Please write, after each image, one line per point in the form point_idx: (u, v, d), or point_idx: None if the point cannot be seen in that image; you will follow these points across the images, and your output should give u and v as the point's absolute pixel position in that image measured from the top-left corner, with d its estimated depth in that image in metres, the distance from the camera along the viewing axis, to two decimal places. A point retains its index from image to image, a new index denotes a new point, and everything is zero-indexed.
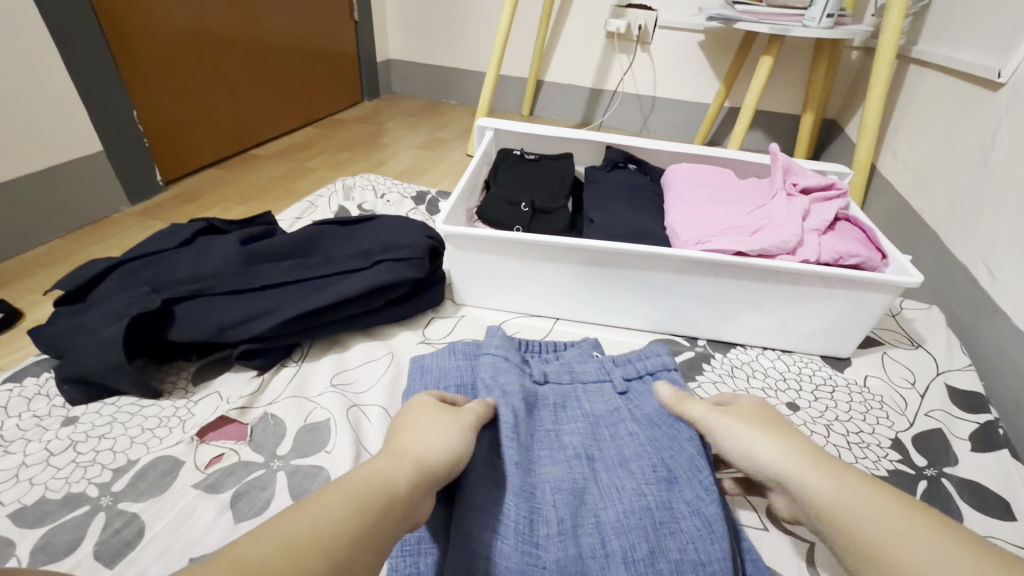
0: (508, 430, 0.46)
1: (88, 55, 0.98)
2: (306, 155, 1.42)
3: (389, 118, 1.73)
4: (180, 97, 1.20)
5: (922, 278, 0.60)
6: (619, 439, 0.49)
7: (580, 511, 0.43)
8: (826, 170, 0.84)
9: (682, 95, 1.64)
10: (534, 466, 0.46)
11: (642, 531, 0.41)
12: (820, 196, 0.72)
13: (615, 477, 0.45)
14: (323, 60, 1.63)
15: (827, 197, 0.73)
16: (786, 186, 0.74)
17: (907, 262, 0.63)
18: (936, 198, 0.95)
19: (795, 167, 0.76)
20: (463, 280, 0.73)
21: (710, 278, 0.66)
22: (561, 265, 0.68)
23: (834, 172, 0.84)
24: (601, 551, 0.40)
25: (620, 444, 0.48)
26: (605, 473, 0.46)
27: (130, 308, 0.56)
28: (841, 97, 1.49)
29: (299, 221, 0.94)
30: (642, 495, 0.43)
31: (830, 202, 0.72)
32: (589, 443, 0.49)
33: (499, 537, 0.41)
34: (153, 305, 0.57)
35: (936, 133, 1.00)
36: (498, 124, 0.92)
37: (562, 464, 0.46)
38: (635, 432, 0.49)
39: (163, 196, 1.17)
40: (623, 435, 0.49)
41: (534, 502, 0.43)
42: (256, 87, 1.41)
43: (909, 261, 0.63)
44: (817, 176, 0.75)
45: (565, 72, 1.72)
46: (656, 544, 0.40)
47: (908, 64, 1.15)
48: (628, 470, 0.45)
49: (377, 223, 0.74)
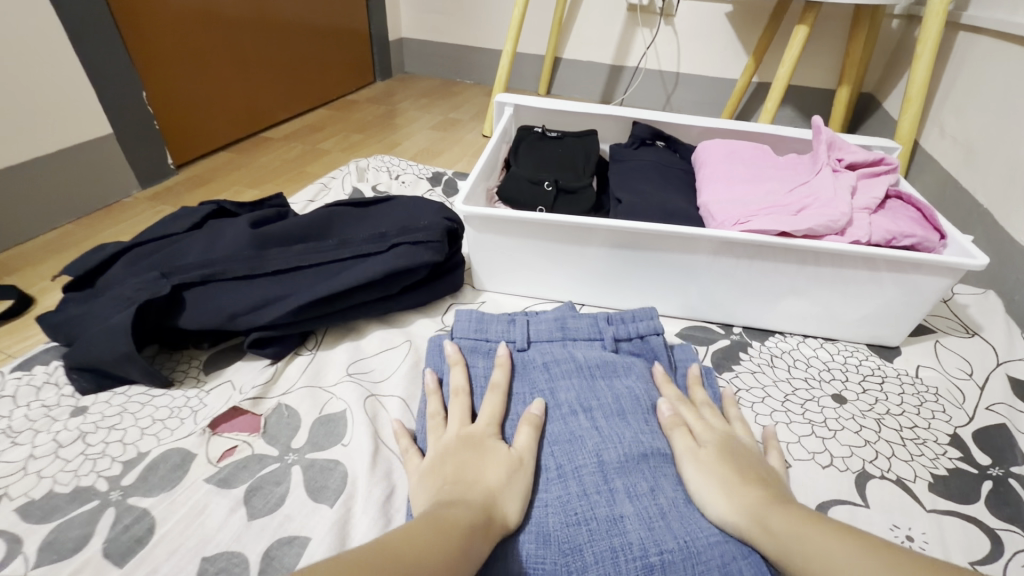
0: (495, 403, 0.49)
1: (97, 37, 0.95)
2: (319, 137, 1.39)
3: (403, 98, 1.68)
4: (189, 77, 1.17)
5: (988, 258, 0.54)
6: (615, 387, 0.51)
7: (580, 453, 0.44)
8: (872, 144, 0.78)
9: (707, 71, 1.56)
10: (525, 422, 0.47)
11: (643, 470, 0.43)
12: (869, 172, 0.67)
13: (613, 424, 0.47)
14: (335, 39, 1.58)
15: (877, 173, 0.67)
16: (831, 161, 0.68)
17: (969, 243, 0.58)
18: (990, 175, 0.89)
19: (839, 141, 0.71)
20: (483, 264, 0.69)
21: (749, 262, 0.61)
22: (587, 248, 0.64)
23: (881, 147, 0.78)
24: (604, 487, 0.42)
25: (618, 393, 0.50)
26: (604, 418, 0.47)
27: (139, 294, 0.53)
28: (878, 71, 1.41)
29: (312, 204, 0.91)
30: (641, 442, 0.45)
31: (880, 179, 0.66)
32: (584, 396, 0.50)
33: None
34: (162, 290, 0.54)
35: (988, 105, 0.93)
36: (518, 100, 0.88)
37: (556, 419, 0.48)
38: (633, 387, 0.51)
39: (175, 180, 1.15)
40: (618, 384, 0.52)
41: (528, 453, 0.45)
42: (267, 67, 1.37)
43: (971, 242, 0.58)
44: (865, 150, 0.70)
45: (584, 48, 1.65)
46: (655, 482, 0.43)
47: (958, 31, 1.06)
48: (626, 419, 0.47)
49: (393, 204, 0.71)
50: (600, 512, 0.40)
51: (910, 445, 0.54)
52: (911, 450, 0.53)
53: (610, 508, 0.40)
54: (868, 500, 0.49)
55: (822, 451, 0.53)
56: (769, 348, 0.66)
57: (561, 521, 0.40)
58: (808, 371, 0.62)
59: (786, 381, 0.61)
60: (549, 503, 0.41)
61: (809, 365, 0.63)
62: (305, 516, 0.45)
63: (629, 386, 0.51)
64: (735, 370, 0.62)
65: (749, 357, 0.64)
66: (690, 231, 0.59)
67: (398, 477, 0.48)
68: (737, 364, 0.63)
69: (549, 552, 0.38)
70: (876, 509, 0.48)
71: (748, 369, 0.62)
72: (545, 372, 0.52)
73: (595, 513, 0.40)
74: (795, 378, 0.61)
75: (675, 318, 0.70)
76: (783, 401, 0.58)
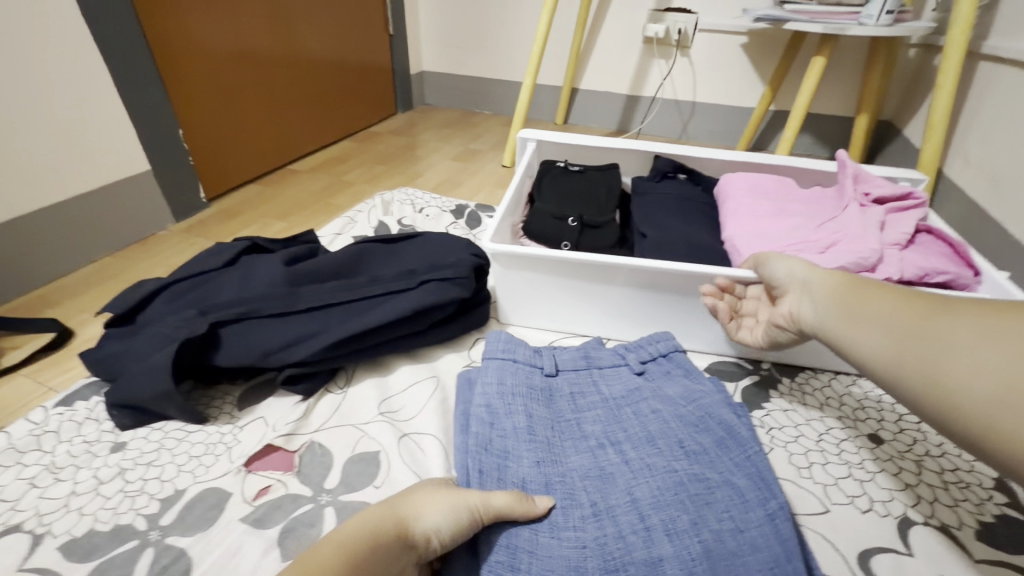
0: (526, 434, 0.48)
1: (138, 80, 1.00)
2: (343, 169, 1.43)
3: (423, 130, 1.73)
4: (222, 114, 1.22)
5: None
6: (642, 418, 0.51)
7: (612, 492, 0.44)
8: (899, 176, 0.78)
9: (724, 99, 1.58)
10: (557, 456, 0.47)
11: (680, 504, 0.42)
12: (896, 206, 0.66)
13: (644, 457, 0.47)
14: (360, 74, 1.64)
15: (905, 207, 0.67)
16: (857, 195, 0.68)
17: (1005, 281, 0.57)
18: (1019, 205, 0.88)
19: (865, 175, 0.71)
20: (508, 298, 0.70)
21: None
22: (613, 284, 0.65)
23: (907, 179, 0.78)
24: (641, 525, 0.41)
25: (645, 421, 0.50)
26: (633, 452, 0.47)
27: (179, 333, 0.55)
28: (897, 98, 1.41)
29: (339, 237, 0.94)
30: (673, 472, 0.45)
31: (907, 212, 0.66)
32: (611, 429, 0.50)
33: (534, 532, 0.41)
34: (200, 328, 0.56)
35: (1015, 135, 0.92)
36: (540, 136, 0.89)
37: (585, 453, 0.48)
38: (659, 410, 0.51)
39: (206, 212, 1.19)
40: (646, 414, 0.51)
41: (561, 488, 0.44)
42: (295, 102, 1.42)
43: (1006, 280, 0.57)
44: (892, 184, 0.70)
45: (601, 80, 1.68)
46: (695, 515, 0.41)
47: (978, 61, 1.07)
48: (657, 449, 0.47)
49: (421, 240, 0.72)
50: (639, 555, 0.39)
51: (953, 490, 0.52)
52: (954, 495, 0.52)
53: (648, 550, 0.39)
54: (912, 548, 0.47)
55: (860, 494, 0.52)
56: (801, 384, 0.65)
57: (601, 565, 0.39)
58: (841, 410, 0.61)
59: (819, 420, 0.60)
60: (584, 541, 0.41)
61: (843, 403, 0.62)
62: None
63: (654, 414, 0.51)
64: (766, 407, 0.61)
65: (780, 394, 0.63)
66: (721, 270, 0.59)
67: None
68: (768, 402, 0.62)
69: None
70: (922, 558, 0.46)
71: (780, 406, 0.61)
72: (571, 403, 0.54)
73: (634, 556, 0.39)
74: (829, 417, 0.60)
75: (702, 354, 0.70)
76: (818, 441, 0.57)
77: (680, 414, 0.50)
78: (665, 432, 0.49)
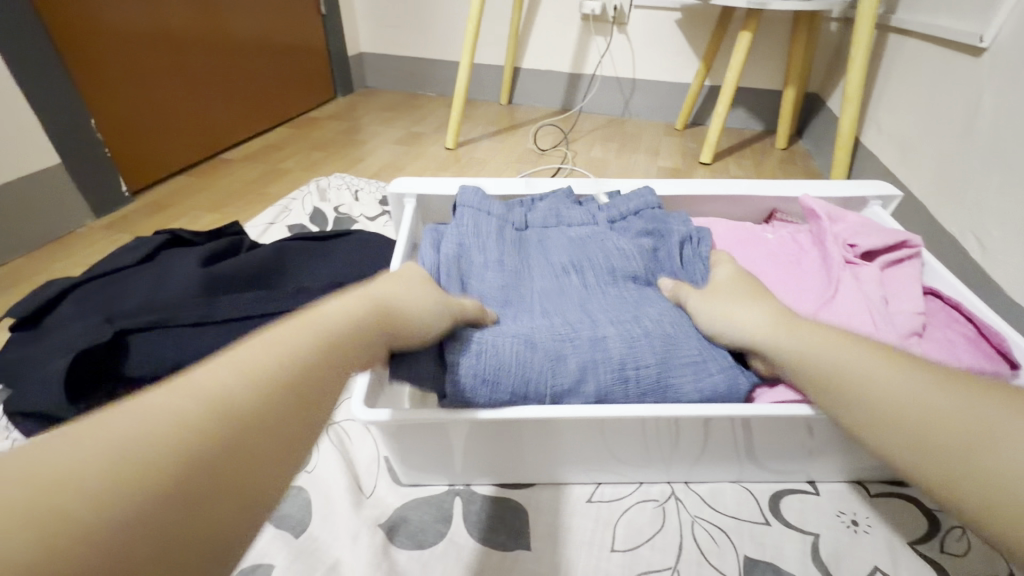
0: (498, 266, 0.56)
1: (39, 66, 0.94)
2: (279, 156, 1.37)
3: (364, 113, 1.68)
4: (140, 100, 1.15)
5: None
6: (608, 251, 0.59)
7: (568, 306, 0.54)
8: (868, 196, 0.67)
9: (660, 76, 1.61)
10: (523, 280, 0.56)
11: (625, 312, 0.52)
12: (889, 260, 0.59)
13: (602, 282, 0.57)
14: (293, 56, 1.58)
15: (897, 260, 0.60)
16: (841, 253, 0.60)
17: None
18: (923, 168, 0.95)
19: (838, 215, 0.64)
20: (396, 453, 0.48)
21: (785, 432, 0.46)
22: (549, 433, 0.45)
23: (876, 197, 0.67)
24: (589, 322, 0.50)
25: (608, 253, 0.59)
26: (593, 278, 0.57)
27: (79, 343, 0.52)
28: (822, 71, 1.47)
29: (271, 227, 0.91)
30: (621, 292, 0.56)
31: (903, 268, 0.59)
32: (575, 257, 0.59)
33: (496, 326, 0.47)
34: (103, 338, 0.53)
35: (917, 104, 0.99)
36: (422, 189, 0.66)
37: (554, 278, 0.57)
38: (619, 245, 0.60)
39: (129, 207, 1.13)
40: (609, 249, 0.60)
41: (520, 301, 0.54)
42: (223, 85, 1.35)
43: None
44: (878, 228, 0.62)
45: (542, 58, 1.68)
46: (635, 316, 0.51)
47: (887, 34, 1.13)
48: (615, 276, 0.57)
49: (352, 239, 0.72)
50: (585, 335, 0.48)
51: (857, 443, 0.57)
52: None
53: (593, 334, 0.48)
54: (818, 487, 0.51)
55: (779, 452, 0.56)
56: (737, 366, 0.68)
57: (549, 335, 0.47)
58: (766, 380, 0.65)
59: None
60: (524, 335, 0.46)
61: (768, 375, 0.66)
62: (266, 543, 0.46)
63: (628, 245, 0.60)
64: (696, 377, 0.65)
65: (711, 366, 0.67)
66: (724, 404, 0.44)
67: (362, 503, 0.49)
68: None
69: (538, 353, 0.45)
70: (826, 496, 0.50)
71: None
72: (540, 236, 0.63)
73: (581, 334, 0.48)
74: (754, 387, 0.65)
75: None
76: None
77: (626, 253, 0.59)
78: (624, 263, 0.58)
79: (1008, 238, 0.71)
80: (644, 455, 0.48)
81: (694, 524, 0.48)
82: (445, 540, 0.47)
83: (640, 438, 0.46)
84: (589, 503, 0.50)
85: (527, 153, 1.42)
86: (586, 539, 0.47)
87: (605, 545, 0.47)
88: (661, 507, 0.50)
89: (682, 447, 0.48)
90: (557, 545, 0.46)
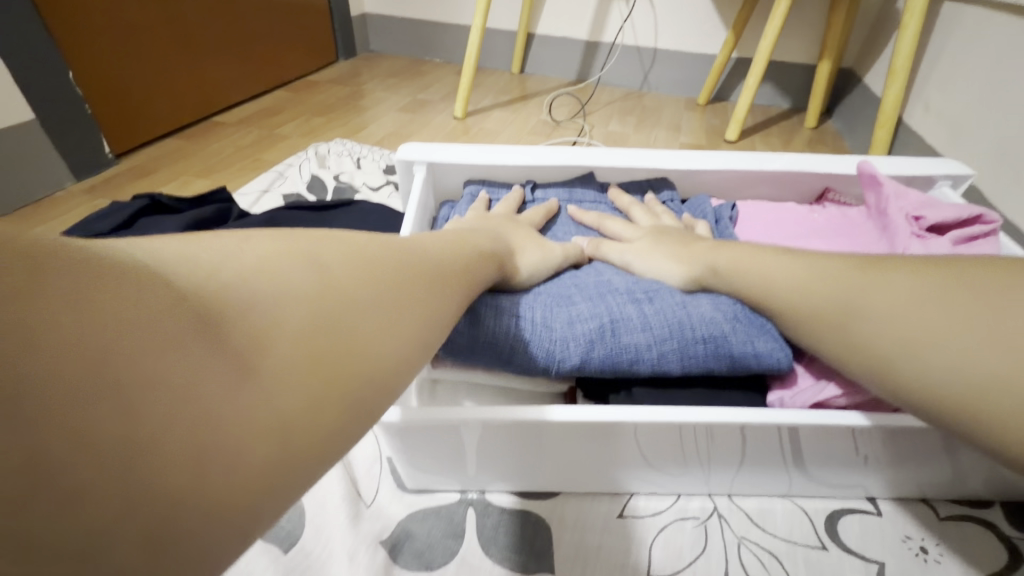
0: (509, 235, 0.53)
1: (10, 11, 0.85)
2: (276, 121, 1.29)
3: (368, 78, 1.58)
4: (125, 55, 1.05)
5: None
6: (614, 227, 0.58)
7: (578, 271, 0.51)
8: (936, 174, 0.60)
9: (685, 46, 1.51)
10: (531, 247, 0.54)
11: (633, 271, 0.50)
12: (961, 236, 0.52)
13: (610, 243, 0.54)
14: (292, 13, 1.47)
15: (970, 237, 0.52)
16: (907, 226, 0.53)
17: None
18: (979, 151, 0.86)
19: (900, 186, 0.57)
20: (403, 459, 0.42)
21: (849, 443, 0.40)
22: (576, 439, 0.39)
23: (945, 176, 0.60)
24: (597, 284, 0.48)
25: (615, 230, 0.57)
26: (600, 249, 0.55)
27: None
28: (859, 43, 1.37)
29: (265, 195, 0.84)
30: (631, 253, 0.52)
31: (978, 246, 0.52)
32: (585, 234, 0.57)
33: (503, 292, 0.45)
34: None
35: (975, 80, 0.90)
36: (432, 154, 0.58)
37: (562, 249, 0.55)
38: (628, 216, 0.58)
39: (115, 170, 1.05)
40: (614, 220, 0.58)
41: None
42: (216, 43, 1.25)
43: None
44: (947, 203, 0.54)
45: (558, 23, 1.57)
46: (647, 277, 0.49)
47: (942, 2, 1.03)
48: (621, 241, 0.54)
49: (353, 210, 0.64)
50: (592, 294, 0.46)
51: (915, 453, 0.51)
52: None
53: (602, 292, 0.46)
54: (879, 506, 0.45)
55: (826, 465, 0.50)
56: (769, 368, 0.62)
57: (554, 298, 0.45)
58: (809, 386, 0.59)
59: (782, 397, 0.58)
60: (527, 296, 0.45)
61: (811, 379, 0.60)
62: (249, 560, 0.40)
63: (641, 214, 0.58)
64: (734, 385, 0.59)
65: None
66: (773, 411, 0.38)
67: (361, 514, 0.43)
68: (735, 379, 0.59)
69: (541, 310, 0.43)
70: (888, 517, 0.44)
71: None
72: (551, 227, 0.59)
73: (588, 294, 0.46)
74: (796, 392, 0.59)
75: None
76: None
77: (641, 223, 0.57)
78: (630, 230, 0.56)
79: None
80: (683, 464, 0.42)
81: (740, 547, 0.42)
82: (456, 558, 0.41)
83: (677, 448, 0.41)
84: (619, 520, 0.44)
85: (541, 125, 1.34)
86: (617, 561, 0.41)
87: (640, 570, 0.41)
88: (703, 525, 0.44)
89: (727, 459, 0.42)
90: (585, 568, 0.40)
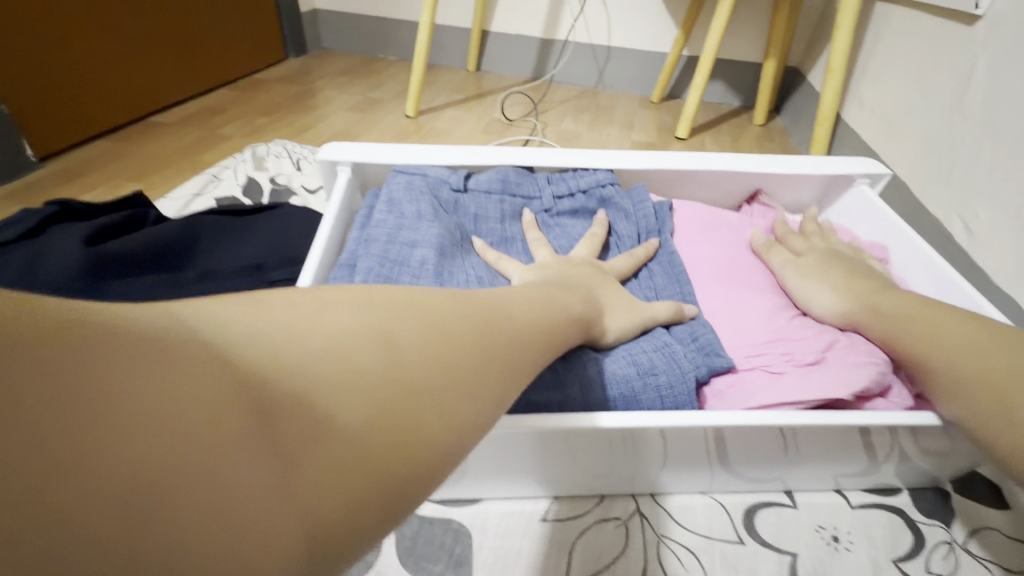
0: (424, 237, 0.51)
1: None
2: (218, 120, 1.24)
3: (319, 76, 1.54)
4: (46, 53, 1.00)
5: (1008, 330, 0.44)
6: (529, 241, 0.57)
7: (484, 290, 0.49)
8: (855, 173, 0.62)
9: (637, 44, 1.52)
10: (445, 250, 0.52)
11: None
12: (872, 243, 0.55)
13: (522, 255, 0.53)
14: (235, 9, 1.42)
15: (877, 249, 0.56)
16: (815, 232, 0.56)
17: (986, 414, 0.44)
18: (908, 147, 0.90)
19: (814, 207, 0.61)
20: None
21: (766, 439, 0.40)
22: (498, 448, 0.39)
23: (864, 175, 0.62)
24: None
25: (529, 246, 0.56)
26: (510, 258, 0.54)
27: None
28: (803, 41, 1.41)
29: (196, 199, 0.81)
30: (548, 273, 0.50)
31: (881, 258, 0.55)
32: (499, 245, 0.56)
33: None
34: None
35: (903, 80, 0.94)
36: (359, 156, 0.57)
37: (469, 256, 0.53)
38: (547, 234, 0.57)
39: (38, 174, 1.00)
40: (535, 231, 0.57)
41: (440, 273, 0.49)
42: (150, 39, 1.20)
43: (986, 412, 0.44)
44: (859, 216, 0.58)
45: (512, 21, 1.56)
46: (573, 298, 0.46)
47: (874, 2, 1.06)
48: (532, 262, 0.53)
49: (279, 214, 0.63)
50: None
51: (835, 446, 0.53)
52: None
53: None
54: (796, 498, 0.46)
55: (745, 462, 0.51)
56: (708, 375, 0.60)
57: None
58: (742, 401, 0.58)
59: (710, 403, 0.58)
60: None
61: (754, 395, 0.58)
62: None
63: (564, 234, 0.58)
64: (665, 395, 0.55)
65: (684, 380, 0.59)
66: (693, 412, 0.39)
67: None
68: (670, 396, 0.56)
69: None
70: (804, 508, 0.45)
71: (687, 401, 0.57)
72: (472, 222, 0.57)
73: None
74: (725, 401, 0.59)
75: None
76: None
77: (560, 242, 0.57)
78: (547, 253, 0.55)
79: (996, 221, 0.67)
80: (605, 466, 0.42)
81: (660, 546, 0.42)
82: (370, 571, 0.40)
83: (600, 451, 0.40)
84: (542, 523, 0.43)
85: (494, 123, 1.33)
86: (536, 566, 0.41)
87: (559, 574, 0.41)
88: (625, 525, 0.44)
89: (649, 460, 0.42)
90: (503, 574, 0.40)
